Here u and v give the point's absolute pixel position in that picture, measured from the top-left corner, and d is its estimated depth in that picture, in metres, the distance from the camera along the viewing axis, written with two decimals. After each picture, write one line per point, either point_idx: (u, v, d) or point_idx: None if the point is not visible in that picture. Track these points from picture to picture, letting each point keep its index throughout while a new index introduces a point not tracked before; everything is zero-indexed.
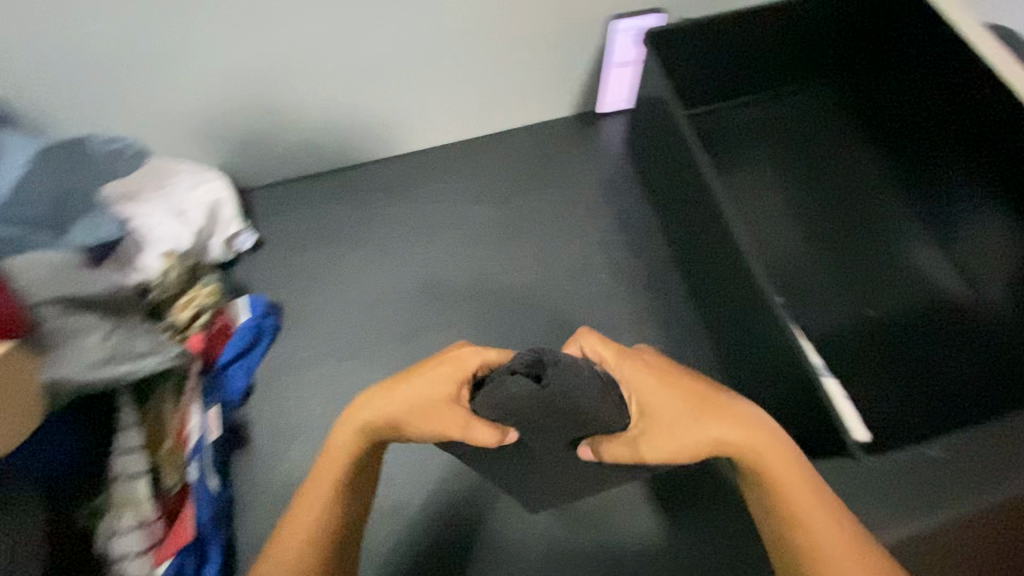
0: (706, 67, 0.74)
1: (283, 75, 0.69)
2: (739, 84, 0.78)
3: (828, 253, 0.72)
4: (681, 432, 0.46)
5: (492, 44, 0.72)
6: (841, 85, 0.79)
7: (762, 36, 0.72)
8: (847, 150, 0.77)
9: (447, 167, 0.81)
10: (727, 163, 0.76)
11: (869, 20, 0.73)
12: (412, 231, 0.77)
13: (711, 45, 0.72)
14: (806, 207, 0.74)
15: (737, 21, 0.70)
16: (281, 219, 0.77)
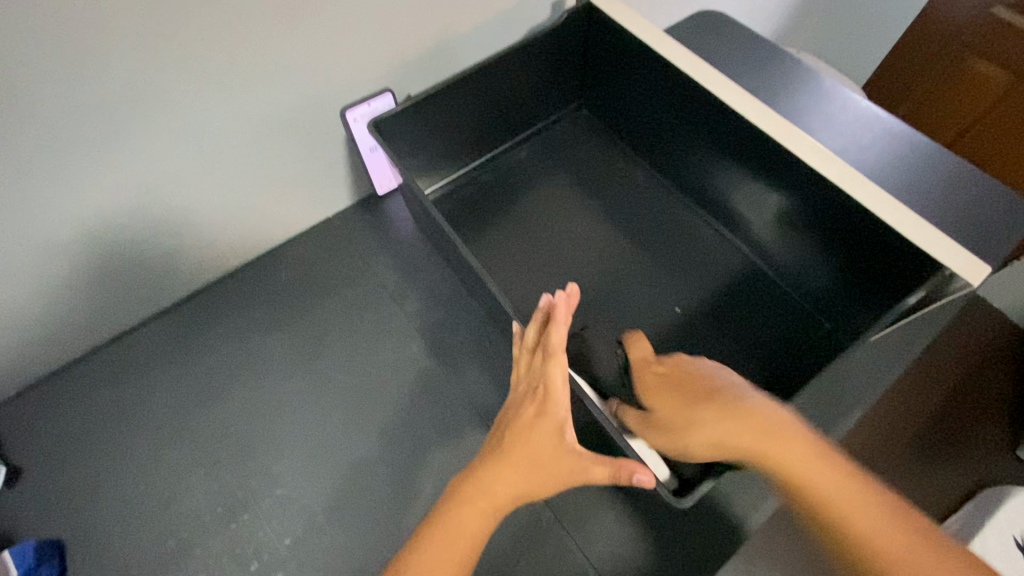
0: (451, 134, 0.75)
1: None
2: (490, 138, 0.80)
3: (617, 266, 0.74)
4: (675, 387, 0.52)
5: (216, 180, 0.65)
6: (583, 112, 0.86)
7: (491, 90, 0.74)
8: (609, 168, 0.82)
9: (233, 307, 0.74)
10: (499, 218, 0.77)
11: (578, 54, 0.78)
12: (207, 390, 0.69)
13: (441, 115, 0.72)
14: (585, 228, 0.77)
15: (455, 91, 0.70)
16: (43, 430, 0.66)
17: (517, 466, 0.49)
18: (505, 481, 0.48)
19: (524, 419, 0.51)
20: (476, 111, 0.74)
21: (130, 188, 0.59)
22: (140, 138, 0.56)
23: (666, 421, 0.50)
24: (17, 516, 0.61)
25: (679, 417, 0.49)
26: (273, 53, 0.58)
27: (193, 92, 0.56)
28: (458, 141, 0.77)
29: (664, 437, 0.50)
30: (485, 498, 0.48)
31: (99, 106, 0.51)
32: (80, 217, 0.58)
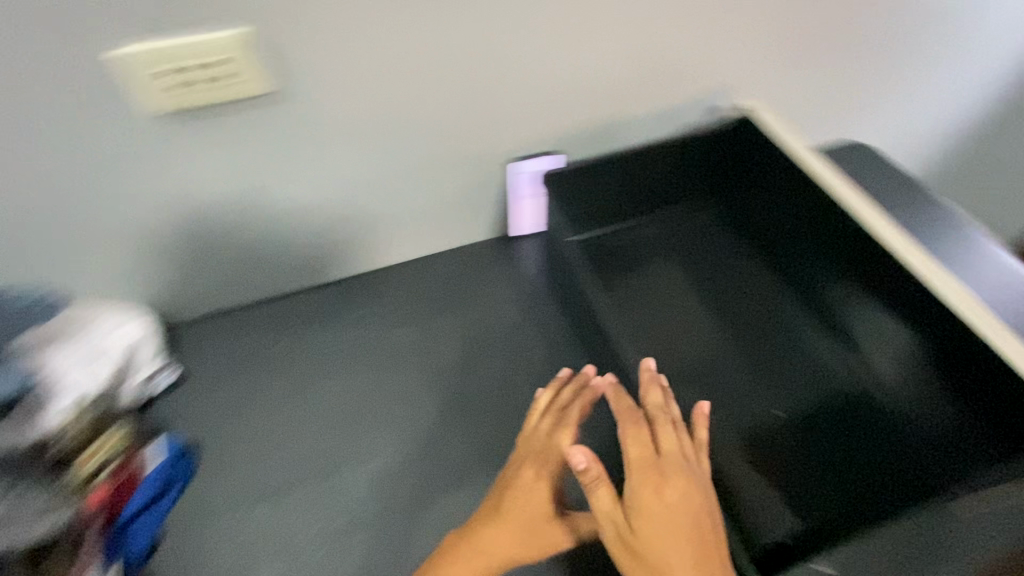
0: (596, 202, 0.85)
1: (212, 223, 0.72)
2: (625, 211, 0.88)
3: (738, 352, 0.77)
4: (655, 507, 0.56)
5: (400, 191, 0.79)
6: (716, 203, 0.91)
7: (640, 173, 0.84)
8: (732, 260, 0.86)
9: (377, 295, 0.86)
10: (619, 282, 0.83)
11: (722, 154, 0.87)
12: (340, 358, 0.79)
13: (593, 190, 0.84)
14: (712, 309, 0.81)
15: (609, 172, 0.83)
16: (208, 352, 0.80)
17: (506, 542, 0.59)
18: (504, 544, 0.59)
19: (523, 496, 0.60)
20: (619, 189, 0.85)
21: (339, 184, 0.75)
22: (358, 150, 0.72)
23: (635, 541, 0.55)
24: (173, 414, 0.74)
25: (642, 538, 0.55)
26: (477, 106, 0.73)
27: (412, 116, 0.71)
28: (605, 211, 0.87)
29: (627, 549, 0.56)
30: (482, 554, 0.58)
31: (347, 114, 0.68)
32: (294, 197, 0.73)
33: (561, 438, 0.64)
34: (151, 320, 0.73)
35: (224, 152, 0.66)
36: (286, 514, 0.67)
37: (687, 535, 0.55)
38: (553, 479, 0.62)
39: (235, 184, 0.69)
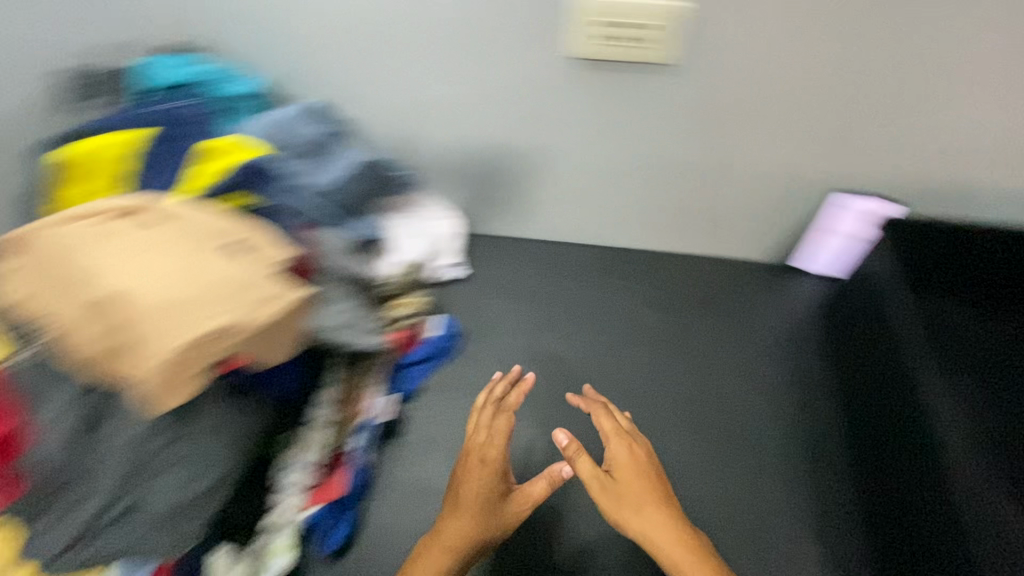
0: (915, 257, 0.73)
1: (549, 159, 0.79)
2: (942, 280, 0.73)
3: (915, 448, 0.60)
4: (629, 482, 0.62)
5: (717, 189, 0.79)
6: None
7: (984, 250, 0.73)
8: None
9: (642, 274, 0.88)
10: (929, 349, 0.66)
11: None
12: (594, 315, 0.85)
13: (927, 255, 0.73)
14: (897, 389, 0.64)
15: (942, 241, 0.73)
16: (489, 266, 0.91)
17: (461, 531, 0.60)
18: (456, 536, 0.59)
19: (471, 480, 0.63)
20: (940, 256, 0.73)
21: (670, 159, 0.76)
22: (714, 137, 0.73)
23: (617, 491, 0.61)
24: (449, 302, 0.87)
25: (627, 494, 0.61)
26: (848, 132, 0.70)
27: (779, 118, 0.70)
28: (919, 278, 0.73)
29: (607, 499, 0.61)
30: (443, 543, 0.59)
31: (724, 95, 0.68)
32: (631, 161, 0.77)
33: (504, 427, 0.66)
34: (461, 217, 0.88)
35: (604, 106, 0.71)
36: (520, 430, 0.74)
37: (682, 540, 0.58)
38: (490, 479, 0.63)
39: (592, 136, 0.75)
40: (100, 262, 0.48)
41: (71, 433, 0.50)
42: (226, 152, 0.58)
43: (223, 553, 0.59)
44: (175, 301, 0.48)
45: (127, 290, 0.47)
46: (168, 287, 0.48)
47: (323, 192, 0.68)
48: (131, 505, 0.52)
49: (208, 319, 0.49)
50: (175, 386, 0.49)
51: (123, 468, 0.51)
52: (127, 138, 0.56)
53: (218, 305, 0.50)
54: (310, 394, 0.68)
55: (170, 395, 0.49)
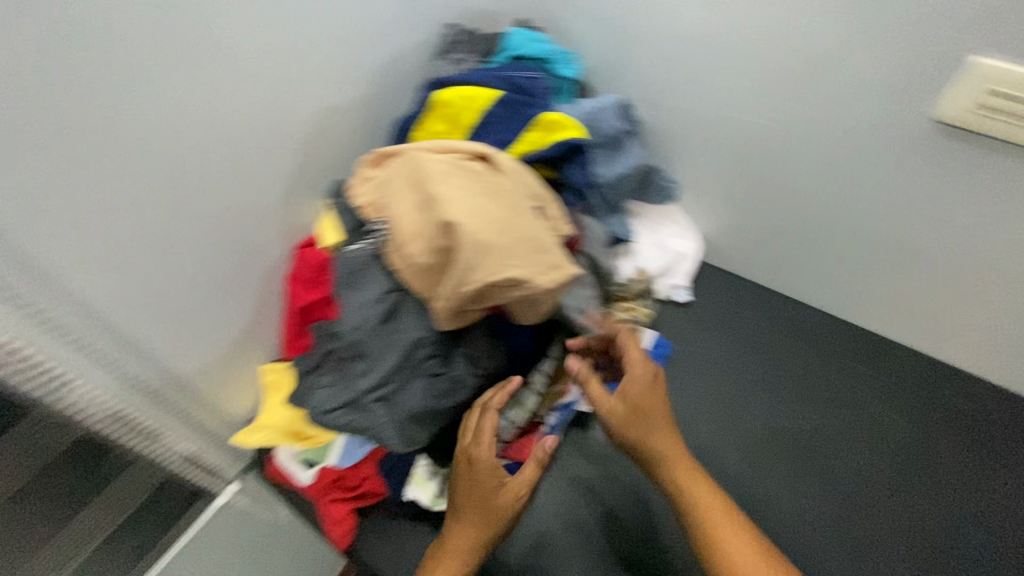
0: None
1: (832, 215, 0.75)
2: None
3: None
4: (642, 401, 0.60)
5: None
6: None
7: None
8: None
9: (882, 367, 0.82)
10: None
11: None
12: (815, 388, 0.80)
13: None
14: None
15: None
16: (714, 300, 0.89)
17: (472, 536, 0.60)
18: (464, 550, 0.59)
19: (465, 483, 0.61)
20: None
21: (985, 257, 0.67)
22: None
23: (630, 415, 0.60)
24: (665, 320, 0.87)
25: (633, 412, 0.60)
26: None
27: None
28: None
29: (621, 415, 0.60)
30: (451, 556, 0.59)
31: None
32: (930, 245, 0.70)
33: (492, 427, 0.61)
34: (701, 244, 0.89)
35: (927, 181, 0.66)
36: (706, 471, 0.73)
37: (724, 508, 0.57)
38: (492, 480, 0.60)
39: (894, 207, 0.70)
40: (445, 189, 0.56)
41: (373, 319, 0.60)
42: (553, 127, 0.65)
43: (424, 465, 0.67)
44: (490, 242, 0.54)
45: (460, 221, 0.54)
46: (491, 229, 0.55)
47: (603, 183, 0.74)
48: (385, 394, 0.60)
49: (510, 266, 0.55)
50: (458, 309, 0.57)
51: (394, 361, 0.59)
52: (483, 96, 0.65)
53: (519, 258, 0.55)
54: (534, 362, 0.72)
55: (454, 315, 0.58)
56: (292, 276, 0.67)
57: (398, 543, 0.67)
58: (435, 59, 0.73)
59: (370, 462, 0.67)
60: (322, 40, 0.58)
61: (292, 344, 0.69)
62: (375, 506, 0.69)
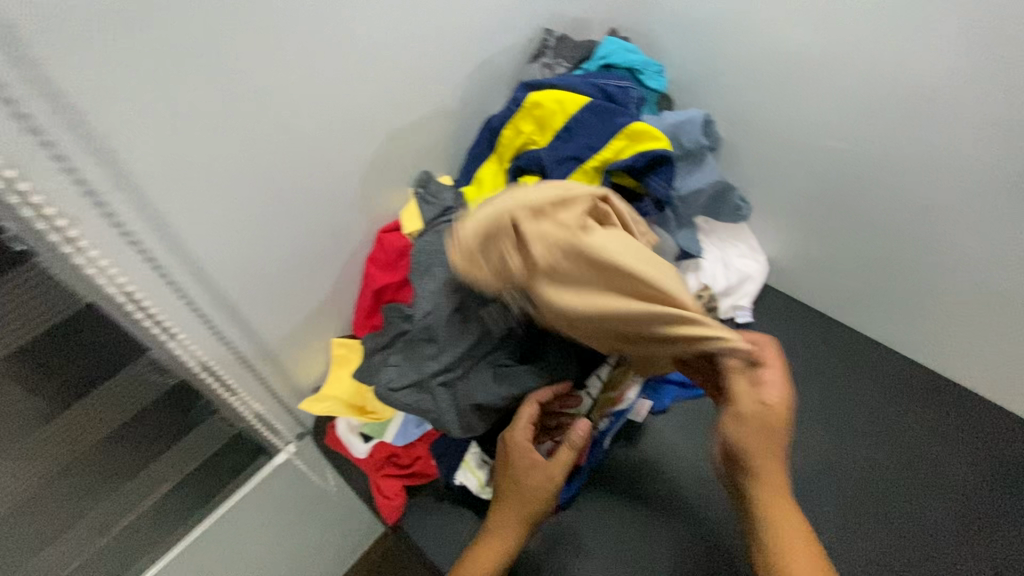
0: None
1: (913, 247, 0.73)
2: None
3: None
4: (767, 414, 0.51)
5: None
6: None
7: None
8: None
9: (946, 411, 0.79)
10: None
11: None
12: (876, 423, 0.77)
13: None
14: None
15: None
16: (774, 323, 0.88)
17: (505, 540, 0.60)
18: (494, 555, 0.60)
19: (506, 473, 0.62)
20: None
21: None
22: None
23: (758, 412, 0.51)
24: (723, 338, 0.86)
25: (762, 427, 0.51)
26: None
27: None
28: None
29: (739, 410, 0.51)
30: (481, 558, 0.60)
31: None
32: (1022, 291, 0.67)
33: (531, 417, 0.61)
34: (767, 266, 0.89)
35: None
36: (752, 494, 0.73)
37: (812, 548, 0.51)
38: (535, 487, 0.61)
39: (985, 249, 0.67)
40: (612, 249, 0.48)
41: (446, 306, 0.62)
42: (637, 138, 0.65)
43: (474, 452, 0.68)
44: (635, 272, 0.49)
45: (638, 289, 0.48)
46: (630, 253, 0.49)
47: (681, 199, 0.77)
48: (450, 380, 0.63)
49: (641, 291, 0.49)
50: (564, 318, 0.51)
51: (460, 348, 0.62)
52: (572, 101, 0.66)
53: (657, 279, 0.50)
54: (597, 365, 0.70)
55: (554, 318, 0.51)
56: (372, 258, 0.70)
57: (442, 526, 0.69)
58: (527, 62, 0.76)
59: (424, 444, 0.71)
60: (426, 35, 0.61)
61: (366, 321, 0.73)
62: (423, 487, 0.72)
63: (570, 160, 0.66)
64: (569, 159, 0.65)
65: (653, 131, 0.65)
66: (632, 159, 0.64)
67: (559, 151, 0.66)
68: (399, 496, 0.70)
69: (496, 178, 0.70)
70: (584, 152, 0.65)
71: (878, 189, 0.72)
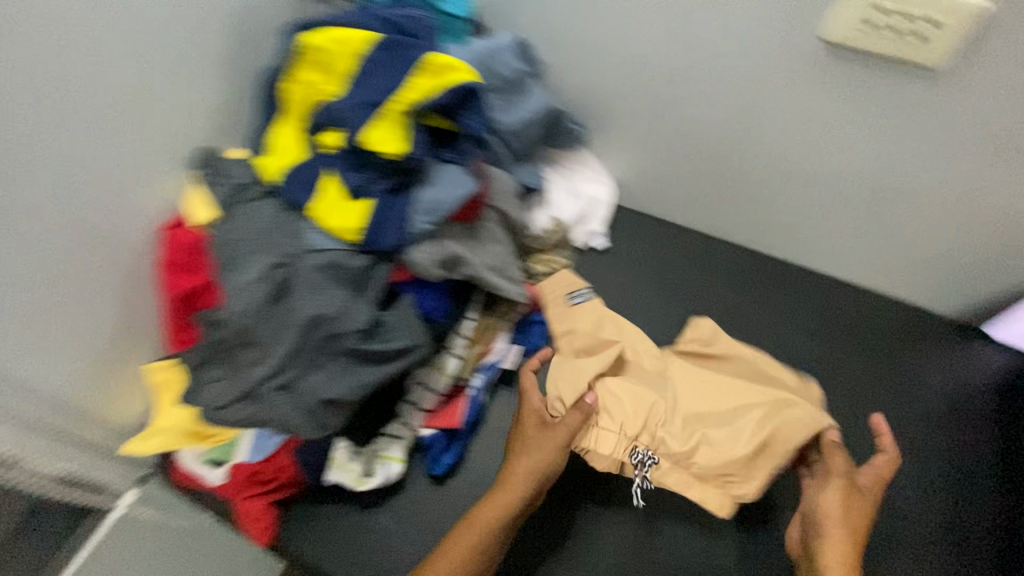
0: None
1: (734, 146, 0.75)
2: None
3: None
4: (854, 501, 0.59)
5: (908, 222, 0.72)
6: None
7: None
8: None
9: (792, 289, 0.83)
10: None
11: None
12: (732, 318, 0.82)
13: None
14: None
15: None
16: (632, 243, 0.88)
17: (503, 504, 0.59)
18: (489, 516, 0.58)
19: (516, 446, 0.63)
20: None
21: (873, 174, 0.69)
22: (938, 178, 0.66)
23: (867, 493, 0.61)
24: (586, 268, 0.86)
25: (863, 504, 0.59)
26: None
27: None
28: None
29: (861, 505, 0.59)
30: (482, 516, 0.58)
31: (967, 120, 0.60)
32: (829, 172, 0.71)
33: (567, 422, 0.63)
34: (616, 188, 0.87)
35: (818, 101, 0.65)
36: None
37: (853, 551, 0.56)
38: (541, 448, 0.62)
39: (792, 142, 0.70)
40: (683, 378, 0.68)
41: (260, 301, 0.54)
42: (441, 73, 0.58)
43: (341, 448, 0.64)
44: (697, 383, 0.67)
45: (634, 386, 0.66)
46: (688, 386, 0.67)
47: (506, 133, 0.70)
48: (286, 383, 0.55)
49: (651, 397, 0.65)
50: (613, 408, 0.63)
51: (286, 344, 0.55)
52: (357, 39, 0.58)
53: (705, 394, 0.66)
54: (454, 325, 0.67)
55: (613, 412, 0.63)
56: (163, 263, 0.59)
57: (324, 532, 0.64)
58: None
59: (286, 451, 0.63)
60: None
61: (179, 336, 0.61)
62: (297, 497, 0.65)
63: (371, 106, 0.57)
64: (369, 105, 0.57)
65: (456, 62, 0.59)
66: (439, 97, 0.57)
67: (355, 98, 0.57)
68: (269, 514, 0.63)
69: (292, 142, 0.60)
70: (384, 95, 0.57)
71: (691, 92, 0.72)
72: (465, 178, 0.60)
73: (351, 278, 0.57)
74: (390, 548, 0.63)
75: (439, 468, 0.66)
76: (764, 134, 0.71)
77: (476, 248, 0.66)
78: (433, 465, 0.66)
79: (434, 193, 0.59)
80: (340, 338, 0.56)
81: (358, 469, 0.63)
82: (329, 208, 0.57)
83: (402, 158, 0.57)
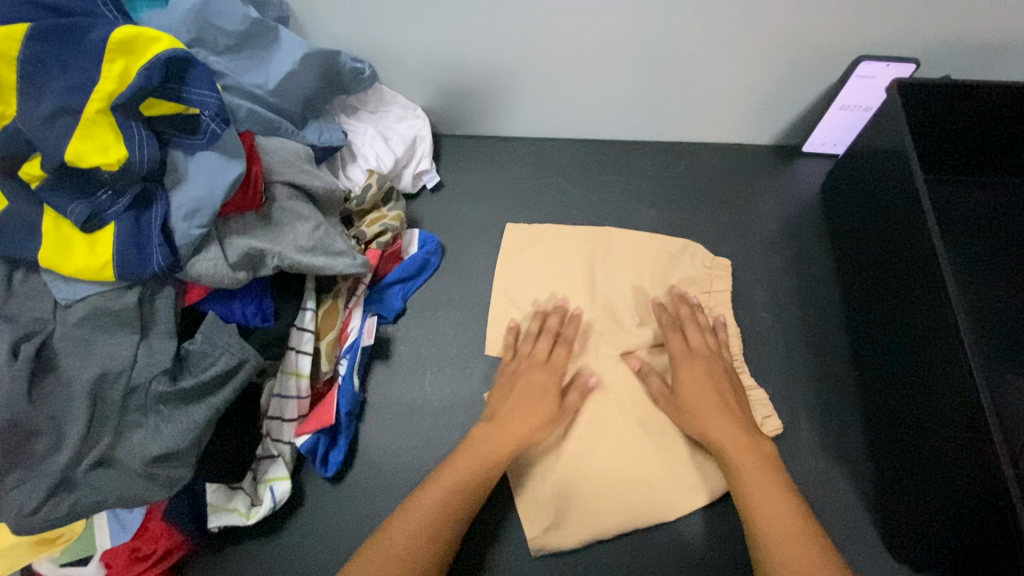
0: (913, 120, 0.68)
1: (518, 45, 0.70)
2: (922, 130, 0.69)
3: (936, 342, 0.56)
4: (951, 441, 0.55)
5: (702, 70, 0.72)
6: (968, 148, 0.70)
7: (952, 105, 0.65)
8: (966, 223, 0.71)
9: (624, 166, 0.83)
10: (886, 193, 0.65)
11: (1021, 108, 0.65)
12: (580, 212, 0.81)
13: (921, 122, 0.68)
14: (911, 257, 0.61)
15: (930, 108, 0.66)
16: (466, 171, 0.84)
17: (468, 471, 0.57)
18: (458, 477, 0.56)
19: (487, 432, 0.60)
20: (915, 109, 0.66)
21: (653, 33, 0.67)
22: (710, 14, 0.64)
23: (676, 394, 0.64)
24: (427, 212, 0.81)
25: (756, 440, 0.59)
26: None
27: None
28: (935, 171, 0.73)
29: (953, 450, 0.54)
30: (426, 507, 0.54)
31: None
32: (611, 37, 0.68)
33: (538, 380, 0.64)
34: (428, 118, 0.81)
35: None
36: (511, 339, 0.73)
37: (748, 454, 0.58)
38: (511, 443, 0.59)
39: (566, 17, 0.66)
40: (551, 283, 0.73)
41: (18, 385, 0.46)
42: (134, 49, 0.48)
43: (217, 491, 0.58)
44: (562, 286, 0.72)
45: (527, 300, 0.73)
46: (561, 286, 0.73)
47: (272, 93, 0.63)
48: (104, 457, 0.48)
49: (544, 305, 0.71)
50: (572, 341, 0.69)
51: (79, 417, 0.47)
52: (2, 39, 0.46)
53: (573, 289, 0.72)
54: (291, 323, 0.60)
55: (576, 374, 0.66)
56: None
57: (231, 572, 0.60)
58: None
59: (157, 518, 0.57)
60: None
61: None
62: (190, 551, 0.60)
63: (58, 114, 0.46)
64: (56, 114, 0.46)
65: (149, 29, 0.48)
66: (138, 79, 0.47)
67: (34, 112, 0.46)
68: None
69: None
70: (68, 97, 0.47)
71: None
72: (230, 163, 0.52)
73: (129, 320, 0.49)
74: (306, 558, 0.60)
75: (331, 469, 0.62)
76: (538, 16, 0.66)
77: (275, 234, 0.58)
78: (324, 468, 0.63)
79: (189, 193, 0.51)
80: (145, 387, 0.49)
81: (243, 505, 0.59)
82: (62, 249, 0.48)
83: (126, 165, 0.48)
